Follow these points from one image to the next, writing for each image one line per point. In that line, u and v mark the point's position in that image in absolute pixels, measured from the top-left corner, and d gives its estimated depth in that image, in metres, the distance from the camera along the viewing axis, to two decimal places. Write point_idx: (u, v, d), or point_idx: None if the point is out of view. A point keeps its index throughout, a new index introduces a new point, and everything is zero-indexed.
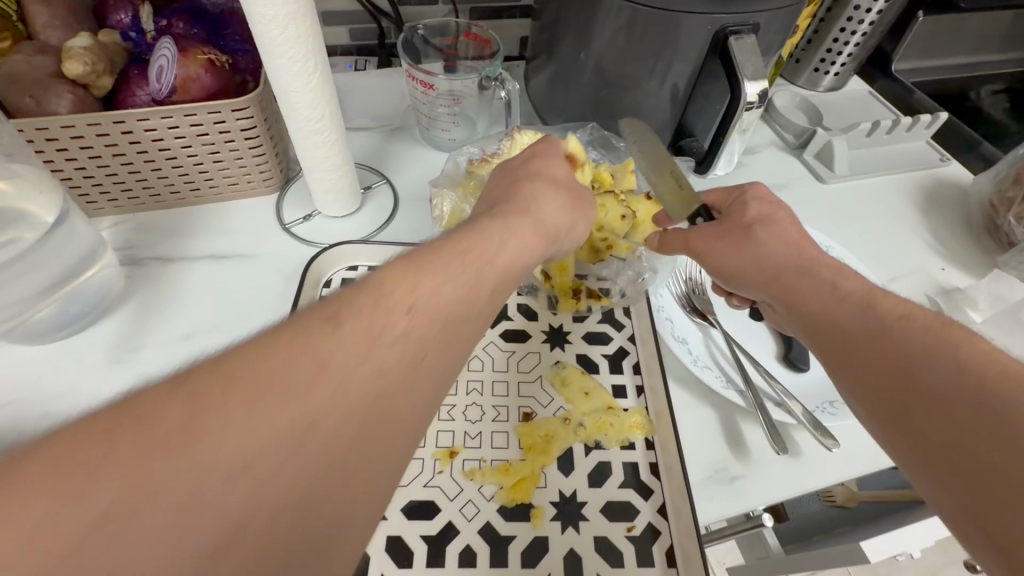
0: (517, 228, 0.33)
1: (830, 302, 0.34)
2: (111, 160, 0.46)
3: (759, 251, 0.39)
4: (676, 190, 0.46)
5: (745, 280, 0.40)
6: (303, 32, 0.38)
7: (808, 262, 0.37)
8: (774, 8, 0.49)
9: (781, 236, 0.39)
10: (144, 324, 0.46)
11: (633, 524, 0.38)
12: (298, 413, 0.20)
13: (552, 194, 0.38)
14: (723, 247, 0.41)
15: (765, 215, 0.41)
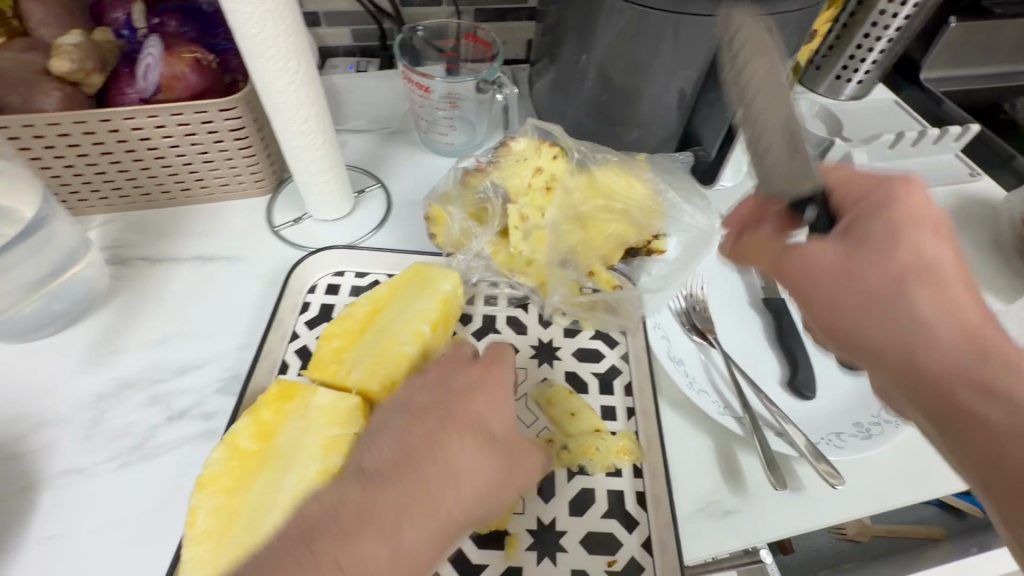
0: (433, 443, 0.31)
1: (1014, 412, 0.24)
2: (99, 158, 0.46)
3: (912, 325, 0.27)
4: (790, 152, 0.29)
5: (871, 348, 0.29)
6: (283, 31, 0.37)
7: (983, 347, 0.26)
8: (786, 11, 0.46)
9: (946, 300, 0.27)
10: (123, 326, 0.45)
11: (614, 558, 0.36)
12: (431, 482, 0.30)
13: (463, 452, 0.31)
14: (841, 294, 0.28)
15: (925, 258, 0.27)
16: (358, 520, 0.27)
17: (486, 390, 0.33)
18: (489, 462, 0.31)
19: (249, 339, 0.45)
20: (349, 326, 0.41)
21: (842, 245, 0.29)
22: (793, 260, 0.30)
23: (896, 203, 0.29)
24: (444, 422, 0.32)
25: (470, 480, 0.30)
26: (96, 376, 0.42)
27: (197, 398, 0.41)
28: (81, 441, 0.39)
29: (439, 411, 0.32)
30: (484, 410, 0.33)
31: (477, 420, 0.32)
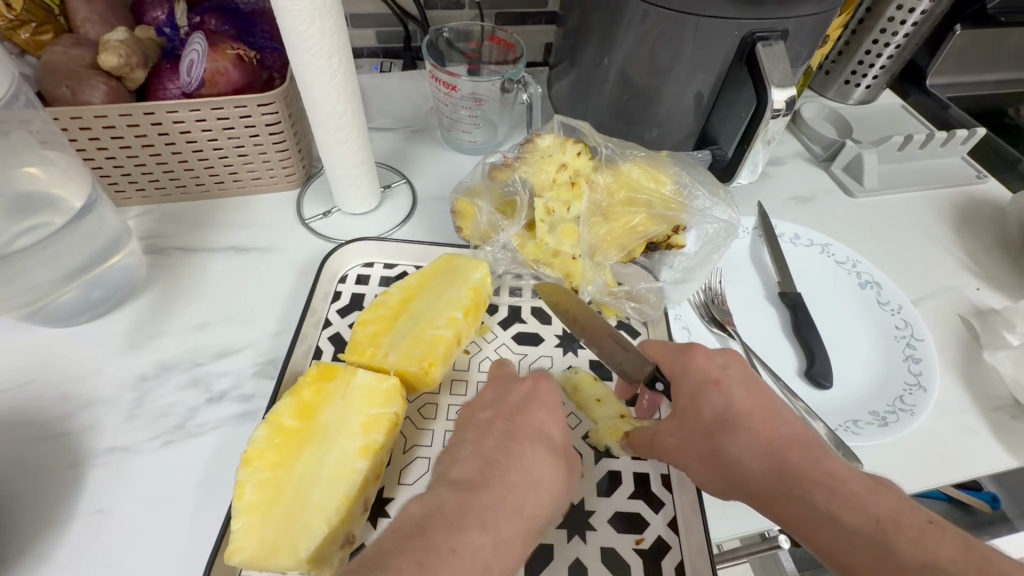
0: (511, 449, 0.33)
1: (825, 525, 0.28)
2: (140, 150, 0.47)
3: (736, 471, 0.32)
4: (622, 347, 0.41)
5: (730, 493, 0.33)
6: (328, 29, 0.39)
7: (781, 462, 0.31)
8: (804, 14, 0.48)
9: (754, 437, 0.32)
10: (161, 313, 0.46)
11: (642, 536, 0.37)
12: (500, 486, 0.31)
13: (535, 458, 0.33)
14: (712, 482, 0.34)
15: (722, 411, 0.34)
16: (452, 509, 0.28)
17: (542, 401, 0.37)
18: (559, 470, 0.33)
19: (283, 326, 0.46)
20: (381, 312, 0.42)
21: (673, 421, 0.36)
22: (658, 441, 0.37)
23: (681, 363, 0.37)
24: (512, 431, 0.34)
25: (547, 484, 0.32)
26: (137, 359, 0.43)
27: (235, 382, 0.43)
28: (125, 420, 0.40)
29: (505, 420, 0.35)
30: (540, 422, 0.36)
31: (532, 431, 0.35)
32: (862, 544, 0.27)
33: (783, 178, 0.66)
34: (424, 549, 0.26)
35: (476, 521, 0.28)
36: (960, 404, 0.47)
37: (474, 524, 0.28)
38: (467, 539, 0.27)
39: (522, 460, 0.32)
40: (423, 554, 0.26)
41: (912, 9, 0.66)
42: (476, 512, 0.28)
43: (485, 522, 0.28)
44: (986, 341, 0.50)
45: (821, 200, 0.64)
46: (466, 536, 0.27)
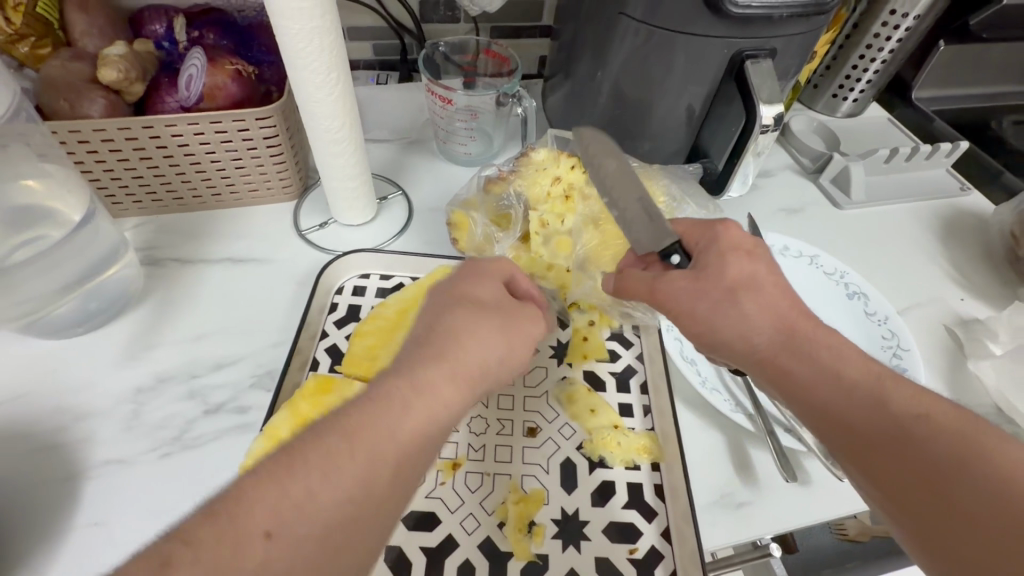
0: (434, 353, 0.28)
1: (868, 404, 0.29)
2: (138, 163, 0.48)
3: (745, 326, 0.35)
4: (653, 222, 0.41)
5: (735, 355, 0.35)
6: (327, 46, 0.40)
7: (797, 334, 0.34)
8: (791, 33, 0.49)
9: (771, 305, 0.35)
10: (158, 324, 0.47)
11: (635, 546, 0.38)
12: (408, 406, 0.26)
13: (476, 327, 0.30)
14: (725, 344, 0.36)
15: (746, 275, 0.36)
16: (376, 382, 0.26)
17: (485, 281, 0.34)
18: (483, 351, 0.29)
19: (280, 337, 0.47)
20: (378, 325, 0.44)
21: (689, 274, 0.37)
22: (664, 286, 0.38)
23: (717, 235, 0.38)
24: (442, 306, 0.32)
25: (464, 369, 0.28)
26: (134, 371, 0.44)
27: (232, 393, 0.43)
28: (122, 433, 0.40)
29: (440, 309, 0.32)
30: (481, 293, 0.33)
31: (471, 301, 0.32)
32: (867, 414, 0.29)
33: (773, 189, 0.68)
34: (330, 425, 0.24)
35: (392, 390, 0.26)
36: None
37: (396, 399, 0.25)
38: (389, 396, 0.25)
39: (447, 343, 0.29)
40: (333, 417, 0.24)
41: (897, 25, 0.68)
42: (397, 375, 0.27)
43: (409, 382, 0.27)
44: (969, 351, 0.52)
45: (810, 212, 0.65)
46: (416, 404, 0.26)
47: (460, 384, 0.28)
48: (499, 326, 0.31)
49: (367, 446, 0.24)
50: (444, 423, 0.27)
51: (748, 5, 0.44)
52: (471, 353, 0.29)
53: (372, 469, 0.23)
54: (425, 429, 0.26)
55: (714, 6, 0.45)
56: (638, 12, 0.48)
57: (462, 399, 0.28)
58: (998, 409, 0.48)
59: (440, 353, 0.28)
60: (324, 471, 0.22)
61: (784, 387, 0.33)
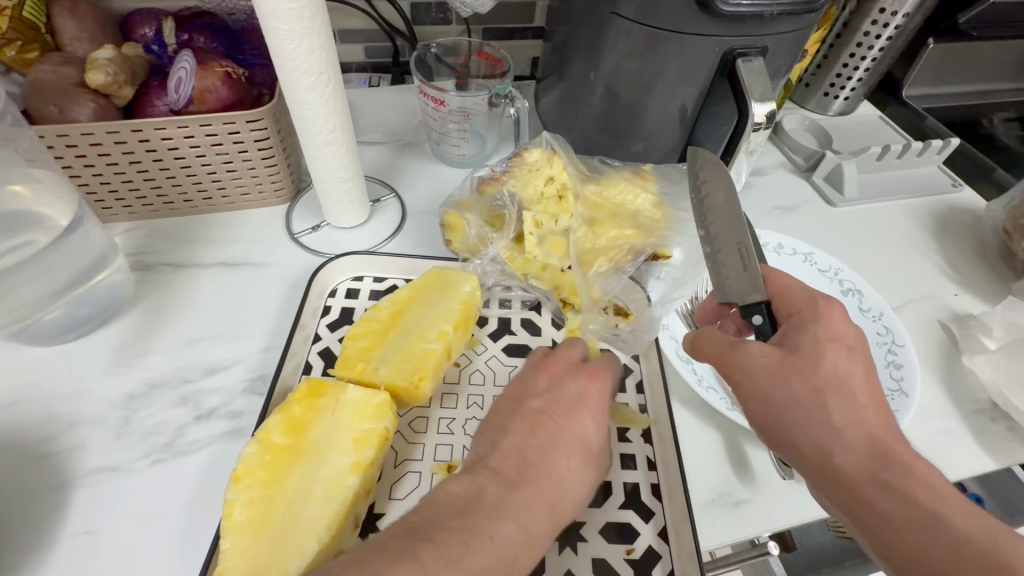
0: (520, 487, 0.31)
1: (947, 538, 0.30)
2: (127, 167, 0.47)
3: (830, 431, 0.33)
4: (742, 271, 0.40)
5: (797, 450, 0.35)
6: (317, 47, 0.39)
7: (876, 443, 0.33)
8: (782, 31, 0.49)
9: (855, 411, 0.34)
10: (149, 329, 0.46)
11: (632, 547, 0.37)
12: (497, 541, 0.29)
13: (574, 467, 0.34)
14: (797, 442, 0.35)
15: (841, 374, 0.34)
16: (490, 515, 0.29)
17: (591, 405, 0.37)
18: (587, 484, 0.34)
19: (273, 341, 0.46)
20: (371, 326, 0.43)
21: (779, 352, 0.36)
22: (742, 355, 0.36)
23: (817, 314, 0.37)
24: (553, 432, 0.34)
25: (572, 489, 0.33)
26: (125, 377, 0.43)
27: (225, 399, 0.42)
28: (113, 440, 0.40)
29: (551, 418, 0.35)
30: (586, 431, 0.35)
31: (577, 441, 0.35)
32: (917, 526, 0.30)
33: (767, 188, 0.68)
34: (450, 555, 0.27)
35: (495, 522, 0.29)
36: (941, 409, 0.48)
37: (480, 527, 0.28)
38: (502, 528, 0.29)
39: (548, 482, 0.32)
40: (463, 541, 0.28)
41: (887, 24, 0.68)
42: (513, 506, 0.30)
43: (520, 515, 0.30)
44: (964, 346, 0.52)
45: (803, 210, 0.65)
46: (497, 528, 0.29)
47: (550, 522, 0.31)
48: (587, 489, 0.34)
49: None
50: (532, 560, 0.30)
51: (738, 3, 0.45)
52: (565, 503, 0.32)
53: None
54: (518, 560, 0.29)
55: (704, 4, 0.45)
56: (630, 12, 0.48)
57: (549, 535, 0.31)
58: (993, 404, 0.48)
59: (549, 504, 0.32)
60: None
61: (853, 499, 0.33)
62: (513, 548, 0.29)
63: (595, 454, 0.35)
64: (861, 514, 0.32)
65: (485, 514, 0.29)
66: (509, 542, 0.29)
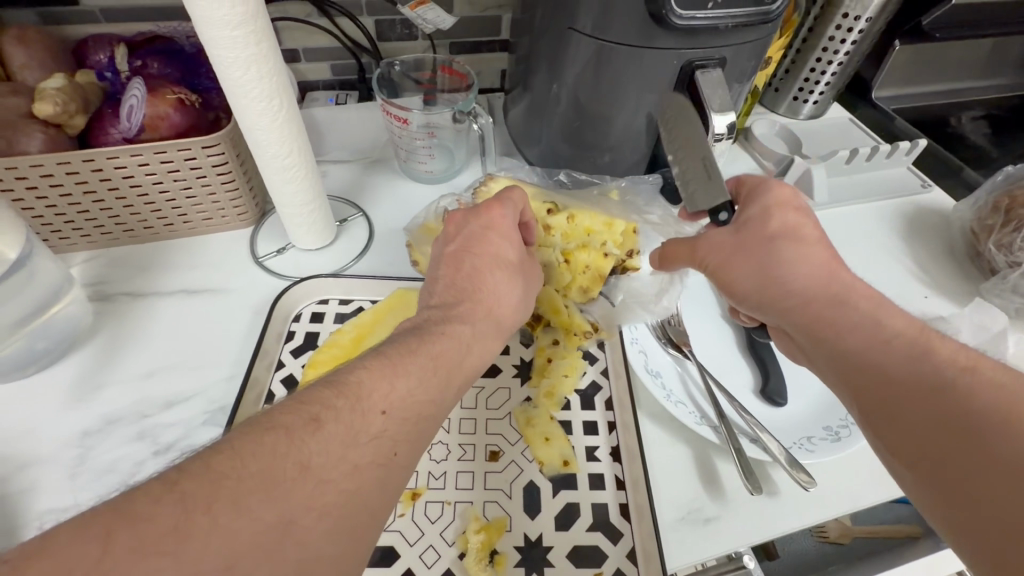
0: (459, 319, 0.34)
1: (880, 352, 0.33)
2: (82, 197, 0.47)
3: (787, 279, 0.38)
4: (706, 179, 0.43)
5: (759, 301, 0.40)
6: (266, 73, 0.39)
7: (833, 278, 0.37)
8: (739, 42, 0.49)
9: (812, 254, 0.38)
10: (108, 362, 0.45)
11: (600, 570, 0.37)
12: (462, 350, 0.32)
13: (498, 280, 0.37)
14: (753, 292, 0.40)
15: (791, 225, 0.39)
16: (437, 326, 0.32)
17: (500, 229, 0.39)
18: (514, 286, 0.38)
19: (234, 370, 0.45)
20: (334, 352, 0.43)
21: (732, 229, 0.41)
22: (704, 244, 0.42)
23: (766, 192, 0.41)
24: (474, 264, 0.37)
25: (505, 297, 0.37)
26: (81, 414, 0.42)
27: (183, 432, 0.41)
28: (67, 480, 0.39)
29: (469, 254, 0.37)
30: (499, 251, 0.38)
31: (498, 260, 0.38)
32: (873, 350, 0.33)
33: None
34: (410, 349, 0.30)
35: (447, 328, 0.33)
36: None
37: (438, 346, 0.31)
38: (454, 333, 0.33)
39: (482, 302, 0.35)
40: (429, 354, 0.30)
41: (851, 29, 0.69)
42: (453, 316, 0.34)
43: (464, 320, 0.34)
44: None
45: None
46: (442, 338, 0.32)
47: (496, 334, 0.36)
48: (520, 289, 0.38)
49: (442, 363, 0.31)
50: (483, 354, 0.34)
51: (692, 17, 0.44)
52: (500, 311, 0.36)
53: (447, 380, 0.30)
54: (471, 350, 0.33)
55: (658, 18, 0.45)
56: (588, 27, 0.48)
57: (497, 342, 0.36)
58: None
59: (490, 315, 0.36)
60: (418, 373, 0.29)
61: (814, 331, 0.36)
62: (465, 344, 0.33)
63: (520, 268, 0.39)
64: (820, 337, 0.36)
65: (438, 344, 0.31)
66: (453, 357, 0.31)
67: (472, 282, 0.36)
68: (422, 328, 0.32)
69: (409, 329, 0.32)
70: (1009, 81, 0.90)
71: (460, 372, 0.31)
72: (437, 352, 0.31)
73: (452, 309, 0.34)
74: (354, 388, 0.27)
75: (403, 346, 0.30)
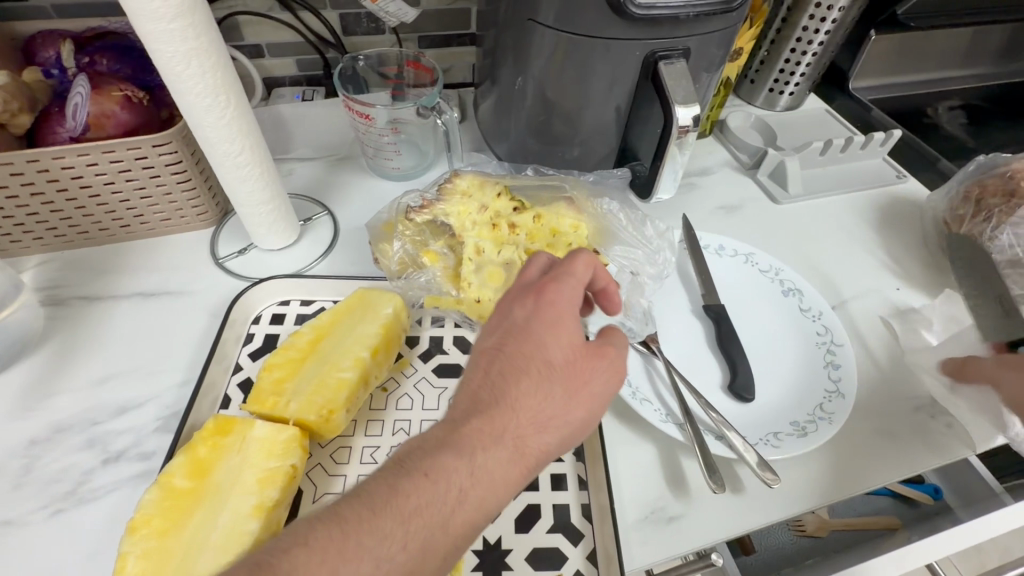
0: (461, 453, 0.28)
1: None
2: (30, 199, 0.45)
3: None
4: None
5: None
6: (210, 67, 0.38)
7: None
8: (703, 32, 0.48)
9: None
10: (58, 369, 0.44)
11: (559, 573, 0.36)
12: (450, 500, 0.27)
13: (535, 390, 0.31)
14: None
15: None
16: (449, 476, 0.27)
17: (546, 320, 0.33)
18: (550, 401, 0.31)
19: (190, 374, 0.44)
20: (289, 356, 0.42)
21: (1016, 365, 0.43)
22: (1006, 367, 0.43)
23: None
24: (504, 367, 0.31)
25: (540, 415, 0.30)
26: (28, 423, 0.41)
27: (134, 439, 0.40)
28: (11, 491, 0.38)
29: (505, 351, 0.32)
30: (545, 350, 0.32)
31: (537, 360, 0.32)
32: None
33: (711, 187, 0.67)
34: (397, 506, 0.26)
35: (465, 477, 0.28)
36: (882, 409, 0.47)
37: (413, 502, 0.26)
38: (445, 471, 0.27)
39: (508, 441, 0.29)
40: (399, 516, 0.26)
41: (824, 18, 0.68)
42: (458, 444, 0.28)
43: (464, 454, 0.28)
44: (906, 342, 0.51)
45: (748, 209, 0.65)
46: (426, 484, 0.27)
47: (510, 467, 0.29)
48: (558, 400, 0.31)
49: (415, 529, 0.26)
50: (488, 501, 0.28)
51: (651, 6, 0.44)
52: (533, 443, 0.30)
53: (423, 553, 0.26)
54: (484, 505, 0.28)
55: (617, 8, 0.44)
56: (549, 18, 0.47)
57: (512, 476, 0.29)
58: (931, 401, 0.48)
59: (525, 452, 0.30)
60: (375, 552, 0.25)
61: None
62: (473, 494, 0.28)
63: (568, 365, 0.32)
64: None
65: (415, 494, 0.26)
66: (434, 518, 0.26)
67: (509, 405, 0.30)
68: (423, 468, 0.27)
69: (399, 461, 0.28)
70: (987, 69, 0.89)
71: (438, 530, 0.26)
72: (412, 506, 0.26)
73: (455, 437, 0.29)
74: (344, 551, 0.24)
75: (369, 499, 0.26)
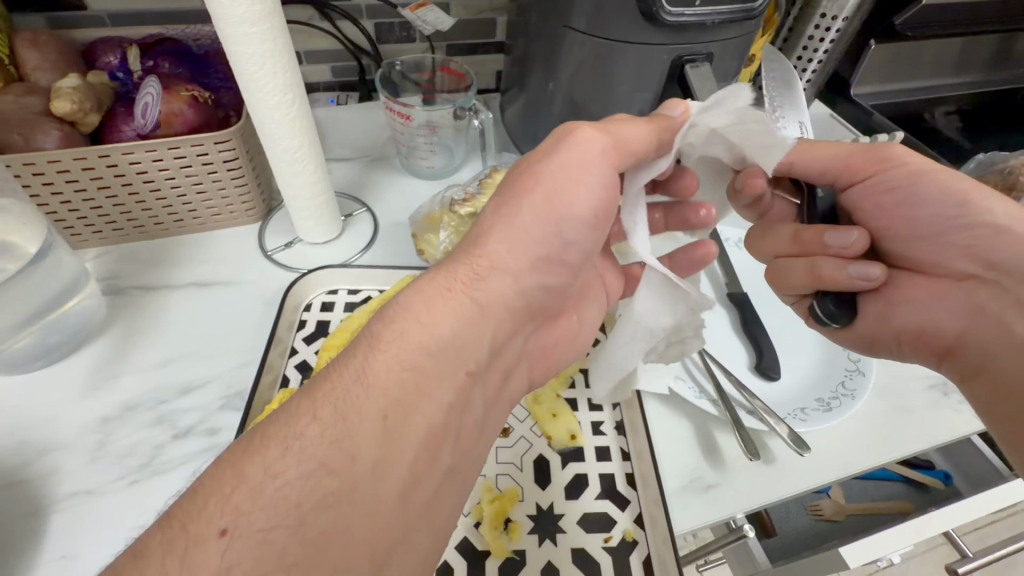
0: (372, 341, 0.28)
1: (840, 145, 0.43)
2: (96, 193, 0.48)
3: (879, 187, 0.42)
4: None
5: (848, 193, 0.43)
6: (280, 68, 0.41)
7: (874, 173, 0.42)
8: (725, 38, 0.52)
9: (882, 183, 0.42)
10: (121, 353, 0.46)
11: (610, 535, 0.39)
12: (355, 387, 0.26)
13: (438, 274, 0.31)
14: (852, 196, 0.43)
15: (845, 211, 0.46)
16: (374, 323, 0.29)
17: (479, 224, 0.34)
18: (442, 277, 0.31)
19: (248, 357, 0.47)
20: (346, 335, 0.46)
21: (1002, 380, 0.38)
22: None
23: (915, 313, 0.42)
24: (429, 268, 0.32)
25: (444, 295, 0.30)
26: (99, 401, 0.43)
27: (201, 416, 0.43)
28: (88, 464, 0.40)
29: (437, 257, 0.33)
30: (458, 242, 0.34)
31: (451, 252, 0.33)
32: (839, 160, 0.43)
33: None
34: (327, 375, 0.27)
35: (383, 322, 0.29)
36: (898, 388, 0.50)
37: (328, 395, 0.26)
38: (347, 360, 0.28)
39: (437, 274, 0.31)
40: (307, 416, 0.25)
41: (828, 28, 0.73)
42: (368, 336, 0.28)
43: (376, 338, 0.28)
44: None
45: None
46: (334, 375, 0.27)
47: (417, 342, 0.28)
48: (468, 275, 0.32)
49: (324, 424, 0.25)
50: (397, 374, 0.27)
51: (681, 14, 0.47)
52: (467, 272, 0.32)
53: (335, 440, 0.25)
54: (419, 340, 0.28)
55: (649, 15, 0.47)
56: (582, 25, 0.51)
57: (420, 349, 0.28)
58: (943, 379, 0.51)
59: (453, 280, 0.31)
60: (279, 449, 0.24)
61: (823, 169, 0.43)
62: (403, 333, 0.28)
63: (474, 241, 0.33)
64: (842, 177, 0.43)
65: (323, 392, 0.26)
66: (340, 401, 0.26)
67: (448, 253, 0.34)
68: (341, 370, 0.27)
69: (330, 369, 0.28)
70: (978, 78, 0.94)
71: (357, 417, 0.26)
72: (321, 406, 0.26)
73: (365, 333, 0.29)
74: (241, 457, 0.24)
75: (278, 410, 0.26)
